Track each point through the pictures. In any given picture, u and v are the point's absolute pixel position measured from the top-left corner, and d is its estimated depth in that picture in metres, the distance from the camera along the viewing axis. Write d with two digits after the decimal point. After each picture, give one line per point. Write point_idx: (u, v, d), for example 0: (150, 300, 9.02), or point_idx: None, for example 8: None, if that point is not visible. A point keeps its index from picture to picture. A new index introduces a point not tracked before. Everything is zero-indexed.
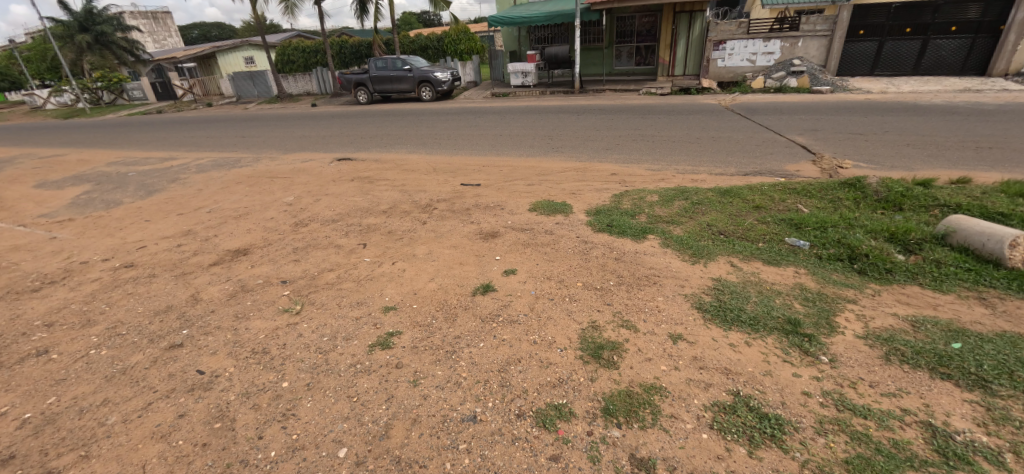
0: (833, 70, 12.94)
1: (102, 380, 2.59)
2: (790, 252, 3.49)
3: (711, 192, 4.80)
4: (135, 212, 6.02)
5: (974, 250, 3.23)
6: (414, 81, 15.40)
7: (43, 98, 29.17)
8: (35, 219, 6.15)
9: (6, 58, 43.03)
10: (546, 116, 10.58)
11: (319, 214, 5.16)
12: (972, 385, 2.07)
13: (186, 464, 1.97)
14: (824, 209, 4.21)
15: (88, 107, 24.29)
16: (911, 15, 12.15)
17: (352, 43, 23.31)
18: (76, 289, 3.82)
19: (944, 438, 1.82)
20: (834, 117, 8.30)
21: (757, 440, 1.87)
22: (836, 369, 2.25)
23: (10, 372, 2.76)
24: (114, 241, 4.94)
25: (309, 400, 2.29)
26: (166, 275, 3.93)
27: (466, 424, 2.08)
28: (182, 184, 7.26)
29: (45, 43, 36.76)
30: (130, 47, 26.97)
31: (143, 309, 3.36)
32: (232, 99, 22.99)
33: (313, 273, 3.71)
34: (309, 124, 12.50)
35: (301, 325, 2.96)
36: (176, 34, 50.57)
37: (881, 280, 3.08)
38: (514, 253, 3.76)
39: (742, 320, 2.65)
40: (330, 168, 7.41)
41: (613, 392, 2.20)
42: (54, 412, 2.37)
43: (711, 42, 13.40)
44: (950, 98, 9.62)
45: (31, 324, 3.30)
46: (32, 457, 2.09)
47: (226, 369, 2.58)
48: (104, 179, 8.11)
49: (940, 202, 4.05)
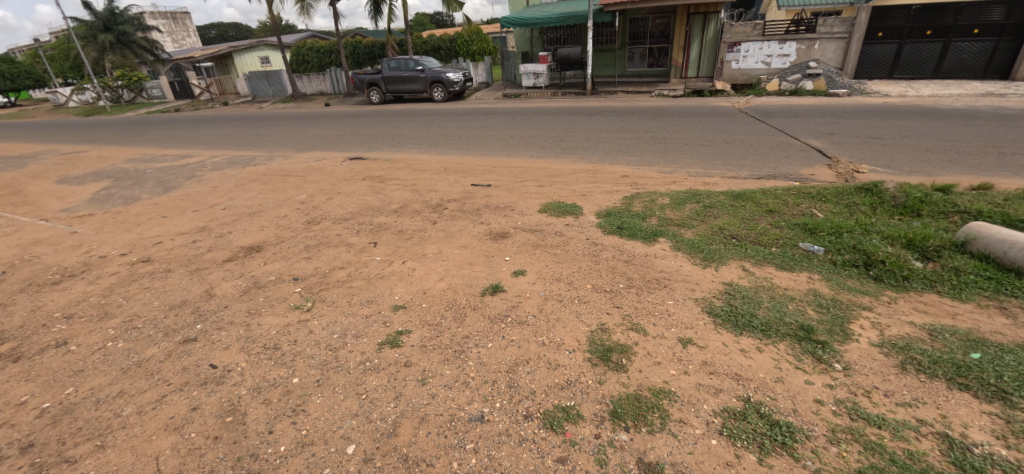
0: (850, 73, 12.73)
1: (119, 372, 2.64)
2: (804, 258, 3.44)
3: (724, 196, 4.74)
4: (152, 207, 6.15)
5: (996, 258, 3.15)
6: (426, 81, 15.49)
7: (65, 96, 30.03)
8: (56, 213, 6.31)
9: (32, 57, 44.74)
10: (558, 118, 10.54)
11: (330, 213, 5.21)
12: (992, 396, 2.02)
13: (197, 456, 2.01)
14: (840, 214, 4.14)
15: (109, 105, 24.91)
16: (932, 17, 11.89)
17: (366, 43, 23.56)
18: (95, 283, 3.91)
19: (962, 450, 1.77)
20: (851, 121, 8.14)
21: (767, 448, 1.85)
22: (850, 377, 2.21)
23: (31, 363, 2.82)
24: (131, 236, 5.05)
25: (319, 396, 2.31)
26: (181, 270, 4.00)
27: (474, 424, 2.08)
28: (197, 181, 7.40)
29: (67, 42, 38.02)
30: (150, 47, 27.64)
31: (159, 303, 3.43)
32: (247, 98, 23.36)
33: (324, 271, 3.75)
34: (323, 123, 12.64)
35: (312, 321, 3.00)
36: (195, 34, 51.67)
37: (898, 287, 3.01)
38: (524, 254, 3.76)
39: (753, 326, 2.62)
40: (342, 167, 7.47)
41: (621, 395, 2.19)
42: (73, 402, 2.43)
43: (725, 44, 13.27)
44: (971, 103, 9.42)
45: (52, 316, 3.40)
46: (50, 446, 2.14)
47: (238, 364, 2.62)
48: (123, 175, 8.29)
49: (960, 209, 3.96)
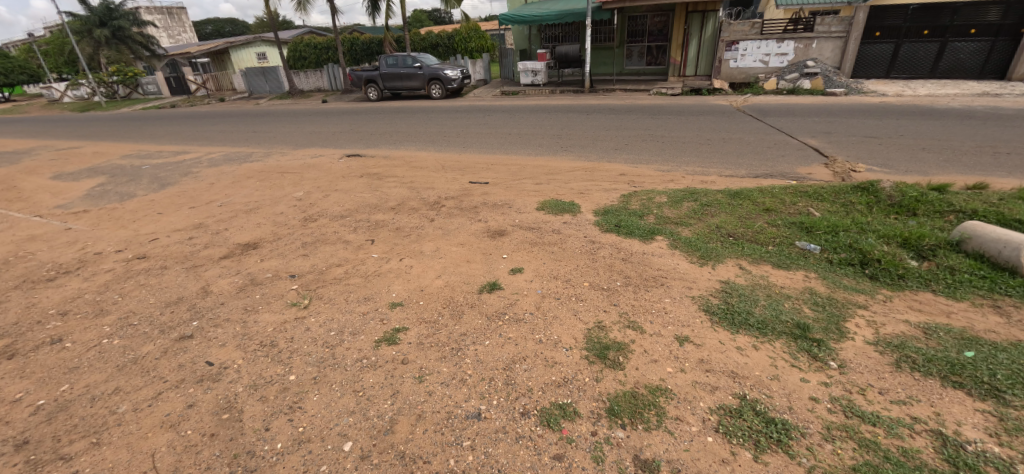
0: (848, 72, 12.76)
1: (114, 370, 2.63)
2: (800, 256, 3.45)
3: (721, 194, 4.75)
4: (148, 204, 6.11)
5: (991, 257, 3.17)
6: (424, 78, 15.45)
7: (60, 91, 29.76)
8: (50, 210, 6.26)
9: (25, 52, 44.50)
10: (556, 115, 10.54)
11: (327, 210, 5.19)
12: (985, 394, 2.03)
13: (193, 453, 2.01)
14: (836, 213, 4.16)
15: (104, 100, 24.73)
16: (929, 17, 11.93)
17: (363, 40, 23.48)
18: (90, 280, 3.88)
19: (955, 447, 1.79)
20: (848, 120, 8.17)
21: (763, 445, 1.86)
22: (845, 376, 2.22)
23: (25, 360, 2.81)
24: (127, 233, 5.02)
25: (316, 394, 2.31)
26: (177, 267, 3.98)
27: (471, 421, 2.09)
28: (194, 178, 7.35)
29: (60, 36, 37.75)
30: (146, 42, 27.44)
31: (154, 300, 3.41)
32: (244, 95, 23.25)
33: (321, 268, 3.74)
34: (321, 120, 12.59)
35: (309, 319, 2.99)
36: (191, 30, 51.37)
37: (893, 286, 3.03)
38: (522, 252, 3.76)
39: (749, 324, 2.63)
40: (339, 164, 7.46)
41: (618, 393, 2.20)
42: (68, 399, 2.41)
43: (723, 42, 13.26)
44: (967, 103, 9.48)
45: (47, 312, 3.38)
46: (45, 443, 2.13)
47: (235, 361, 2.61)
48: (118, 171, 8.24)
49: (955, 208, 3.98)
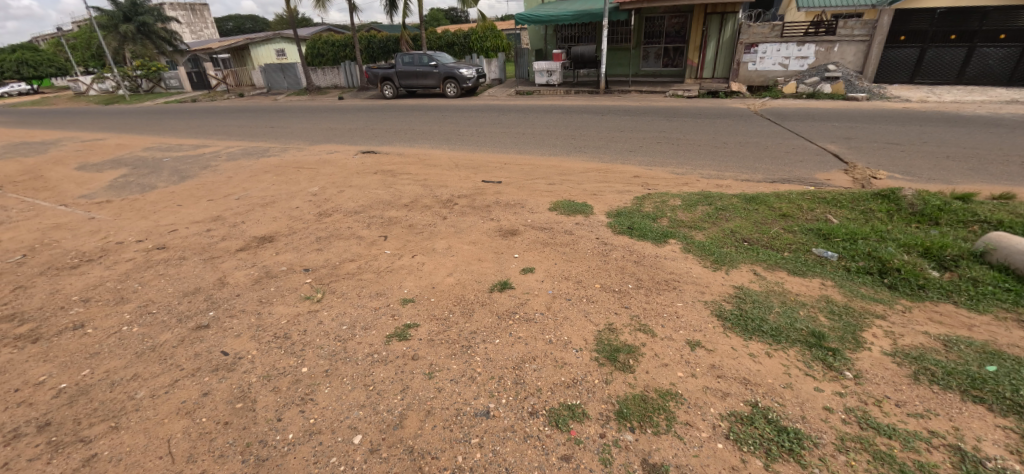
0: (870, 76, 12.51)
1: (133, 356, 2.70)
2: (817, 263, 3.38)
3: (736, 198, 4.68)
4: (168, 196, 6.26)
5: (1015, 270, 3.08)
6: (439, 77, 15.54)
7: (85, 84, 30.60)
8: (76, 199, 6.44)
9: (54, 45, 46.19)
10: (570, 116, 10.50)
11: (342, 206, 5.25)
12: (1007, 410, 1.97)
13: (208, 440, 2.05)
14: (855, 220, 4.07)
15: (128, 94, 25.37)
16: (957, 22, 11.67)
17: (380, 38, 23.72)
18: (111, 268, 3.98)
19: (974, 463, 1.75)
20: (870, 126, 7.99)
21: (774, 454, 1.84)
22: (861, 386, 2.18)
23: (49, 344, 2.90)
24: (147, 224, 5.13)
25: (327, 386, 2.34)
26: (195, 258, 4.07)
27: (479, 419, 2.10)
28: (212, 171, 7.51)
29: (88, 32, 38.97)
30: (169, 37, 28.09)
31: (173, 290, 3.49)
32: (262, 91, 23.64)
33: (334, 263, 3.79)
34: (337, 117, 12.74)
35: (321, 312, 3.03)
36: (212, 27, 52.53)
37: (913, 296, 2.96)
38: (533, 252, 3.76)
39: (763, 331, 2.59)
40: (354, 160, 7.56)
41: (627, 396, 2.18)
42: (88, 384, 2.48)
43: (742, 45, 12.96)
44: (996, 110, 9.20)
45: (70, 299, 3.48)
46: (66, 425, 2.19)
47: (249, 352, 2.66)
48: (140, 163, 8.45)
49: (980, 218, 3.87)
